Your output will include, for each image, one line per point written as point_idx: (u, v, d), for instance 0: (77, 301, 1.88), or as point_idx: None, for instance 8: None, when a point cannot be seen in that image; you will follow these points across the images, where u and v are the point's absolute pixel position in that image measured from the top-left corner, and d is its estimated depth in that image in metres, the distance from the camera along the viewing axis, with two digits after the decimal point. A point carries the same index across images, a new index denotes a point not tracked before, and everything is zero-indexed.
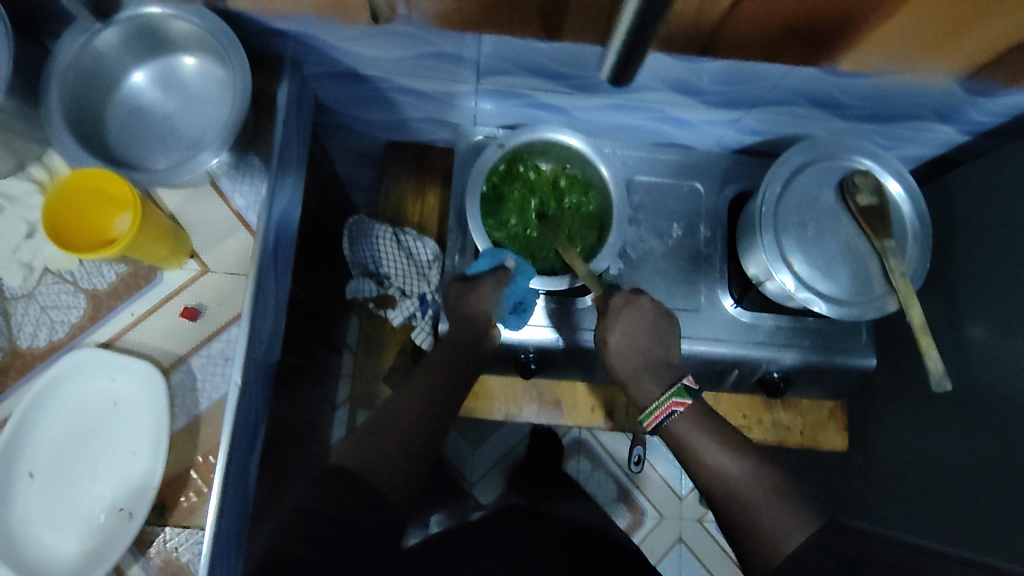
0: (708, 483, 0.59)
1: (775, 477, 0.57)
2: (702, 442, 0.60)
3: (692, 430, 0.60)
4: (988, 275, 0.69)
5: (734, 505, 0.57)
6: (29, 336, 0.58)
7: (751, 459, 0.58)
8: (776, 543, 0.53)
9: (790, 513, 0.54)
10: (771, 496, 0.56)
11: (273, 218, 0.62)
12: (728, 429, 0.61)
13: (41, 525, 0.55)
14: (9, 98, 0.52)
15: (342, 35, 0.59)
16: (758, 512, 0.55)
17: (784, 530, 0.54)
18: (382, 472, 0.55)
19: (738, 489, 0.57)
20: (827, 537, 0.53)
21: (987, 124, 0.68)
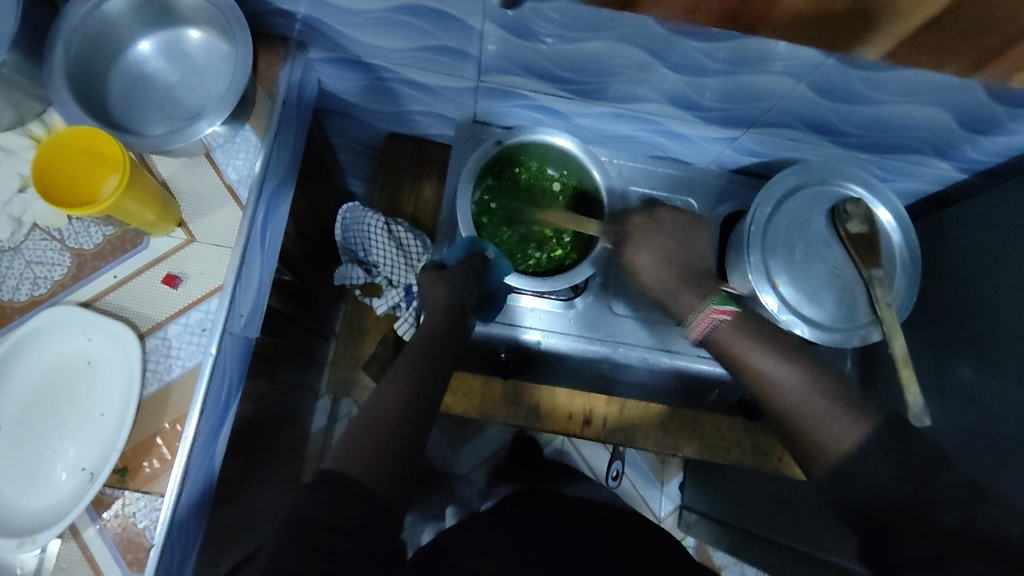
0: (759, 396, 0.51)
1: (833, 380, 0.49)
2: (750, 348, 0.52)
3: (735, 336, 0.53)
4: (974, 316, 0.69)
5: (784, 408, 0.49)
6: (11, 289, 0.59)
7: (808, 362, 0.50)
8: (835, 440, 0.46)
9: (843, 411, 0.47)
10: (826, 397, 0.48)
11: (265, 195, 0.63)
12: (771, 331, 0.53)
13: (2, 479, 0.56)
14: (13, 53, 0.52)
15: (349, 22, 0.60)
16: (811, 420, 0.47)
17: (840, 430, 0.46)
18: (378, 471, 0.50)
19: (788, 396, 0.49)
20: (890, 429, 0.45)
21: (983, 162, 0.69)
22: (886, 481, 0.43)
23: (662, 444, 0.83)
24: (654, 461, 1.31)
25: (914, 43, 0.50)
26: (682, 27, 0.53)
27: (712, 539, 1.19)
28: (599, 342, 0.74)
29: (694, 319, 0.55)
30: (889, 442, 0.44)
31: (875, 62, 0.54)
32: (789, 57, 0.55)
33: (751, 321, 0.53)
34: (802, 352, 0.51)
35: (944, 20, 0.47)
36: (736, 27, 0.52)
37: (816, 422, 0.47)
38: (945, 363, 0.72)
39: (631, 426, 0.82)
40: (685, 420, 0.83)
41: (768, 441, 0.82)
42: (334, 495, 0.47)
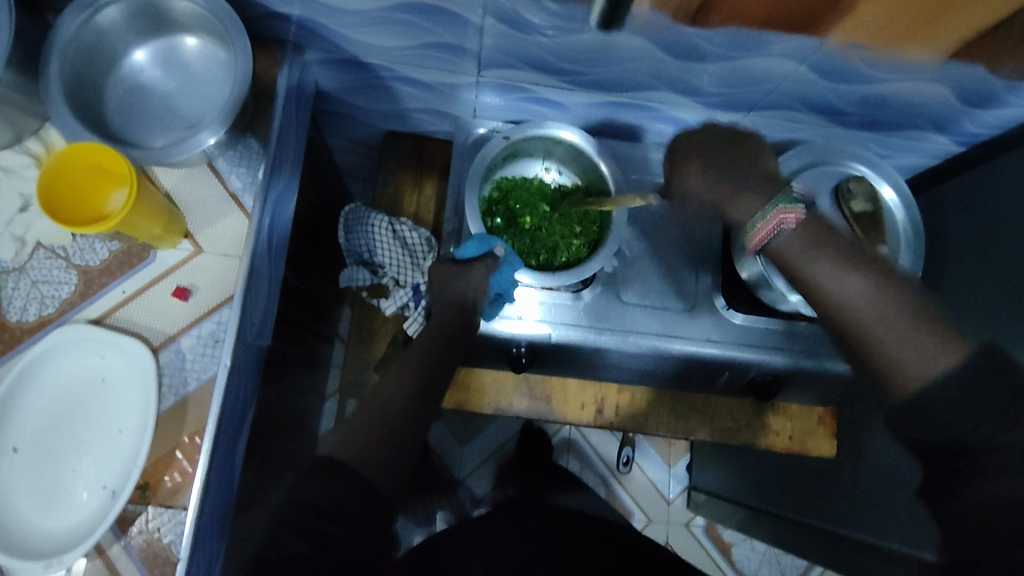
0: (819, 309, 0.53)
1: (905, 291, 0.49)
2: (812, 262, 0.52)
3: (795, 242, 0.53)
4: (980, 289, 0.70)
5: (852, 322, 0.50)
6: (19, 310, 0.58)
7: (891, 279, 0.50)
8: (917, 370, 0.46)
9: (937, 335, 0.46)
10: (921, 322, 0.47)
11: (270, 203, 0.62)
12: (848, 245, 0.52)
13: (24, 502, 0.55)
14: (8, 70, 0.52)
15: (345, 22, 0.59)
16: (901, 336, 0.47)
17: (931, 360, 0.46)
18: (375, 464, 0.53)
19: (864, 314, 0.49)
20: (982, 357, 0.44)
21: (981, 135, 0.69)
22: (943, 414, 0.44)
23: (674, 429, 0.83)
24: (661, 444, 1.33)
25: (925, 10, 0.49)
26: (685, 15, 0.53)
27: (722, 518, 1.20)
28: (610, 332, 0.73)
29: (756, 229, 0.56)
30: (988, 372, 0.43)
31: (881, 36, 0.53)
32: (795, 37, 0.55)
33: (815, 227, 0.53)
34: (884, 270, 0.50)
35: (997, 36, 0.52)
36: (742, 12, 0.51)
37: (878, 327, 0.49)
38: None
39: (642, 414, 0.83)
40: (696, 405, 0.83)
41: (779, 422, 0.83)
42: (332, 481, 0.50)
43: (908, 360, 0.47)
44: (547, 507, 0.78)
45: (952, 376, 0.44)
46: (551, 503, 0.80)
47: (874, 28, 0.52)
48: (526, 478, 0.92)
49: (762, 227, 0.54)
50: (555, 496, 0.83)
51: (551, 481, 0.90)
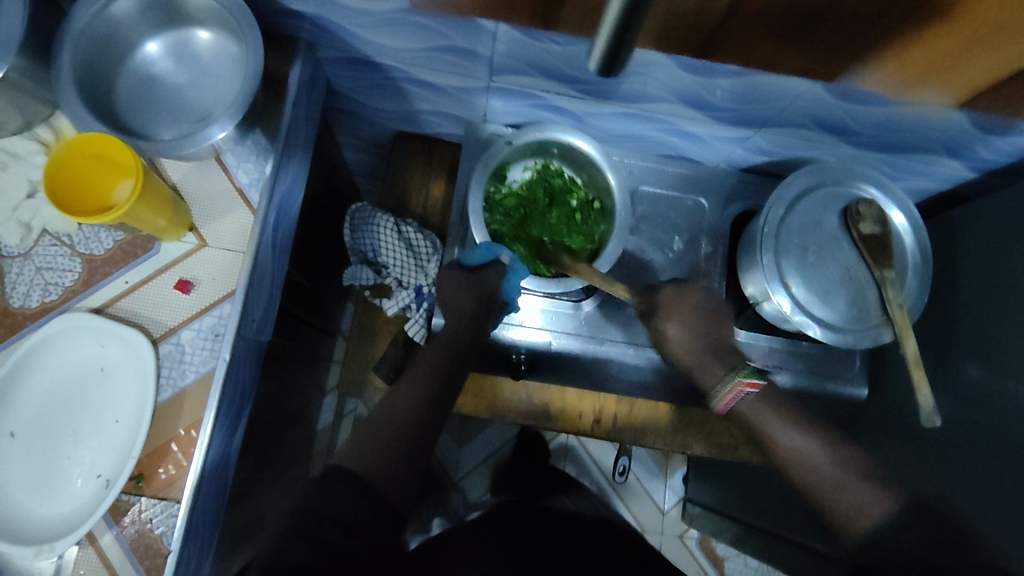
0: (784, 467, 0.60)
1: (853, 458, 0.58)
2: (778, 427, 0.60)
3: (758, 405, 0.62)
4: (985, 319, 0.69)
5: (810, 484, 0.58)
6: (22, 296, 0.58)
7: (838, 446, 0.59)
8: (857, 519, 0.54)
9: (870, 491, 0.55)
10: (854, 477, 0.56)
11: (276, 199, 0.62)
12: (794, 409, 0.61)
13: (19, 487, 0.55)
14: (20, 57, 0.52)
15: (360, 22, 0.59)
16: (837, 497, 0.56)
17: (862, 508, 0.54)
18: (384, 472, 0.54)
19: (802, 464, 0.58)
20: (918, 508, 0.52)
21: (995, 162, 0.68)
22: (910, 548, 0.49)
23: (671, 442, 0.83)
24: (658, 454, 1.32)
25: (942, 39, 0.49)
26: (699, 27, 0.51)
27: (716, 532, 1.20)
28: (610, 342, 0.73)
29: (722, 394, 0.62)
30: (911, 522, 0.52)
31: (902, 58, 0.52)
32: (807, 56, 0.54)
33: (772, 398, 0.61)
34: (831, 435, 0.60)
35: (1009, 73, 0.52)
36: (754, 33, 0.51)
37: (841, 494, 0.55)
38: (955, 363, 0.72)
39: (640, 426, 0.82)
40: (695, 419, 0.83)
41: None
42: (340, 490, 0.51)
43: (862, 508, 0.54)
44: (546, 512, 0.79)
45: (891, 521, 0.52)
46: (549, 506, 0.81)
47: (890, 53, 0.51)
48: (520, 483, 0.93)
49: (725, 398, 0.61)
50: (551, 500, 0.84)
51: (547, 484, 0.90)
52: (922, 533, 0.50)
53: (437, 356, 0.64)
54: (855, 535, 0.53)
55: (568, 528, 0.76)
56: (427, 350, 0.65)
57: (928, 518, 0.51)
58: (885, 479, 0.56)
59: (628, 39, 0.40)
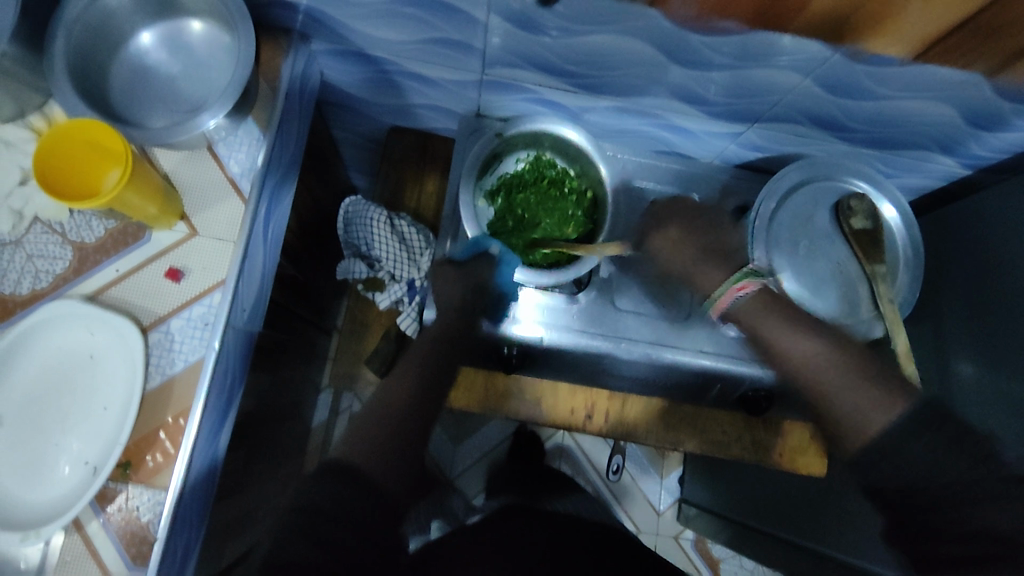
0: (785, 367, 0.58)
1: (852, 356, 0.55)
2: (772, 328, 0.58)
3: (760, 310, 0.59)
4: (976, 315, 0.69)
5: (818, 384, 0.55)
6: (13, 283, 0.59)
7: (825, 332, 0.57)
8: (864, 426, 0.52)
9: (877, 397, 0.52)
10: (866, 382, 0.53)
11: (268, 189, 0.62)
12: (797, 312, 0.59)
13: (7, 473, 0.55)
14: (13, 44, 0.52)
15: (353, 13, 0.59)
16: (847, 400, 0.53)
17: (870, 411, 0.51)
18: (382, 468, 0.57)
19: (820, 372, 0.55)
20: (925, 410, 0.49)
21: (987, 158, 0.68)
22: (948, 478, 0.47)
23: (663, 440, 0.82)
24: (653, 454, 1.32)
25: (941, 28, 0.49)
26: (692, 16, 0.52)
27: (712, 533, 1.20)
28: (602, 337, 0.73)
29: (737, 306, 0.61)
30: (924, 424, 0.49)
31: (894, 48, 0.52)
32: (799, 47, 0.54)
33: (766, 295, 0.60)
34: (820, 327, 0.58)
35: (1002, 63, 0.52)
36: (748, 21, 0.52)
37: (841, 398, 0.53)
38: (949, 361, 0.72)
39: (631, 423, 0.82)
40: (686, 416, 0.83)
41: (769, 437, 0.83)
42: (339, 487, 0.54)
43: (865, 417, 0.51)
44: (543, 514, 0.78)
45: (901, 426, 0.50)
46: (545, 508, 0.80)
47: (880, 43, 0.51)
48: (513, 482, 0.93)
49: (718, 300, 0.61)
50: (550, 502, 0.83)
51: (541, 484, 0.90)
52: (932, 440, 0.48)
53: (429, 348, 0.67)
54: (865, 439, 0.51)
55: (567, 531, 0.76)
56: (421, 341, 0.68)
57: (942, 423, 0.48)
58: (899, 385, 0.52)
59: None
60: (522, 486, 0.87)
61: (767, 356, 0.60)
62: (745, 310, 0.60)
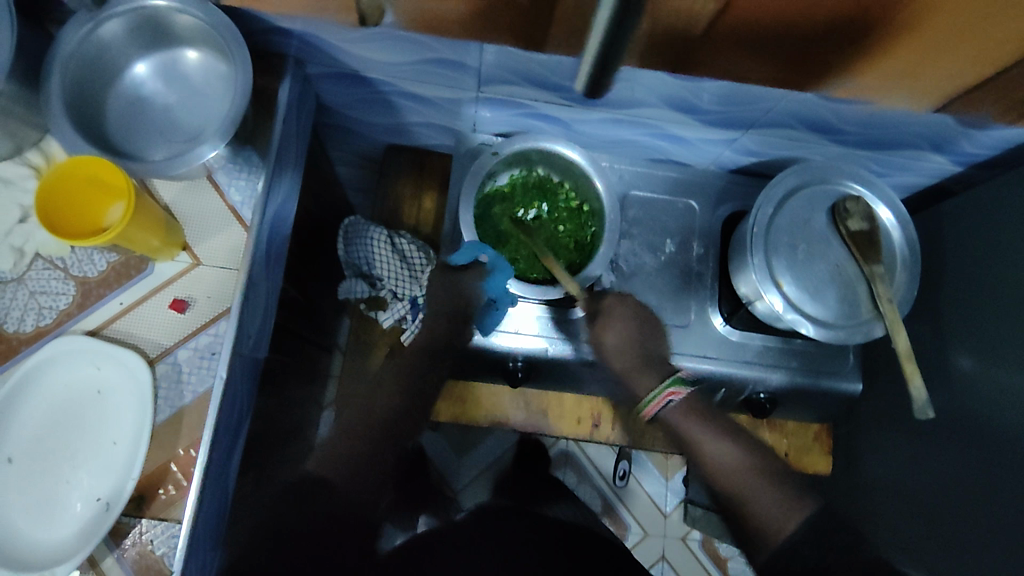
0: (703, 468, 0.76)
1: (749, 459, 0.74)
2: (700, 434, 0.75)
3: (684, 420, 0.76)
4: (971, 310, 0.70)
5: (737, 487, 0.74)
6: (17, 321, 0.58)
7: (741, 440, 0.76)
8: (779, 525, 0.71)
9: (782, 508, 0.71)
10: (762, 477, 0.73)
11: (269, 214, 0.62)
12: (716, 417, 0.77)
13: (18, 512, 0.55)
14: (9, 82, 0.52)
15: (347, 37, 0.59)
16: (759, 506, 0.72)
17: (773, 518, 0.71)
18: (345, 482, 0.71)
19: (729, 475, 0.74)
20: (819, 519, 0.71)
21: (978, 155, 0.69)
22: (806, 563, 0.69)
23: (670, 445, 0.83)
24: (658, 457, 1.33)
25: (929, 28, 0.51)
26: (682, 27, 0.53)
27: (719, 533, 1.20)
28: (607, 346, 0.73)
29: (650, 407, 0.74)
30: (812, 532, 0.70)
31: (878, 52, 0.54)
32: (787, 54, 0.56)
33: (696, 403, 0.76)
34: (739, 437, 0.76)
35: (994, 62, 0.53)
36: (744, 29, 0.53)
37: (755, 501, 0.72)
38: (947, 356, 0.73)
39: (638, 430, 0.83)
40: None
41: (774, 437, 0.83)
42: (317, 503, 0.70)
43: (778, 524, 0.70)
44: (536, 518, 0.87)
45: (794, 540, 0.70)
46: (539, 512, 0.88)
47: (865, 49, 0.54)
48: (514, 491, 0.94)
49: (653, 403, 0.73)
50: (541, 505, 0.91)
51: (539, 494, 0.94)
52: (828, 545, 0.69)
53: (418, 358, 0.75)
54: (776, 542, 0.70)
55: (554, 537, 0.83)
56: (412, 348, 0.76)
57: (829, 532, 0.70)
58: (795, 496, 0.72)
59: (608, 67, 0.56)
60: (514, 492, 0.93)
61: (693, 456, 0.77)
62: (674, 414, 0.76)
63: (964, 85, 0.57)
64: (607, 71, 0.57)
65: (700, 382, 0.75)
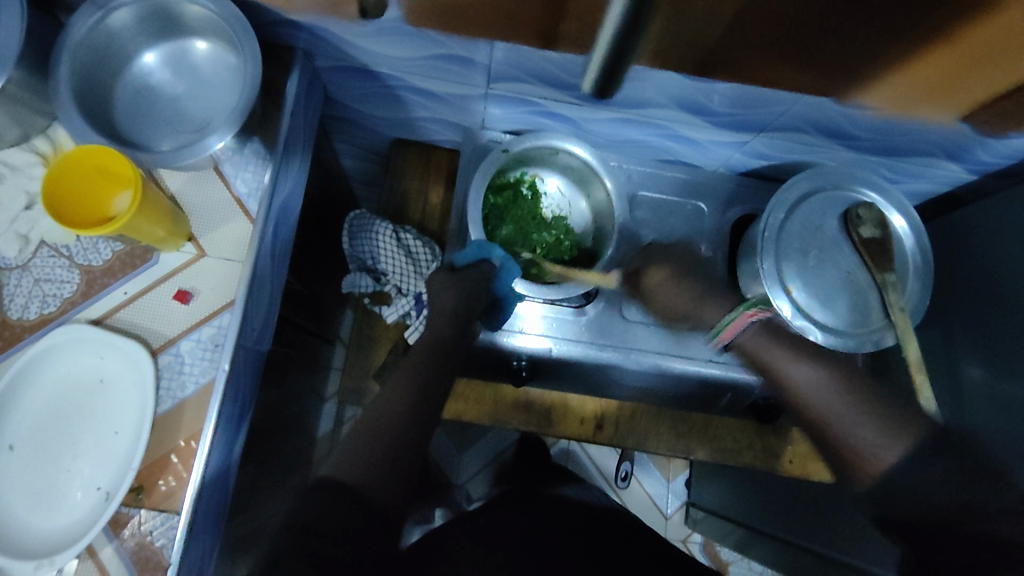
0: (786, 395, 0.61)
1: (855, 382, 0.57)
2: (774, 355, 0.63)
3: (765, 342, 0.63)
4: (983, 321, 0.69)
5: (818, 415, 0.57)
6: (20, 308, 0.58)
7: (829, 365, 0.59)
8: (872, 460, 0.52)
9: (883, 424, 0.53)
10: (857, 406, 0.55)
11: (275, 206, 0.62)
12: (805, 345, 0.62)
13: (17, 500, 0.55)
14: (18, 69, 0.52)
15: (356, 31, 0.59)
16: (846, 423, 0.55)
17: (874, 444, 0.52)
18: (377, 481, 0.52)
19: (818, 399, 0.58)
20: (929, 440, 0.51)
21: (992, 165, 0.68)
22: (921, 494, 0.50)
23: (674, 448, 0.83)
24: (660, 458, 1.32)
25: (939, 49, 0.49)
26: (737, 33, 0.50)
27: (720, 536, 1.20)
28: (612, 349, 0.73)
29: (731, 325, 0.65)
30: (929, 457, 0.50)
31: (940, 66, 0.52)
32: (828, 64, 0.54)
33: (774, 326, 0.64)
34: (822, 356, 0.61)
35: (997, 81, 0.53)
36: (737, 41, 0.51)
37: (838, 424, 0.55)
38: (956, 366, 0.72)
39: (642, 431, 0.83)
40: (697, 424, 0.83)
41: (781, 444, 0.83)
42: (336, 505, 0.50)
43: (874, 450, 0.52)
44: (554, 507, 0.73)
45: (913, 459, 0.51)
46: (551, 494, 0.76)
47: (934, 67, 0.51)
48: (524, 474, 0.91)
49: (730, 328, 0.65)
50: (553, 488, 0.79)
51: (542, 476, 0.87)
52: (946, 468, 0.49)
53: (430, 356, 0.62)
54: (871, 472, 0.52)
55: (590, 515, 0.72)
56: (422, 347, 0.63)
57: (947, 446, 0.50)
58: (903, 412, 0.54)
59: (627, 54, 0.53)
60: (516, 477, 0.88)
61: (774, 385, 0.63)
62: (751, 342, 0.65)
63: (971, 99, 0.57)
64: (627, 60, 0.54)
65: (773, 317, 0.65)
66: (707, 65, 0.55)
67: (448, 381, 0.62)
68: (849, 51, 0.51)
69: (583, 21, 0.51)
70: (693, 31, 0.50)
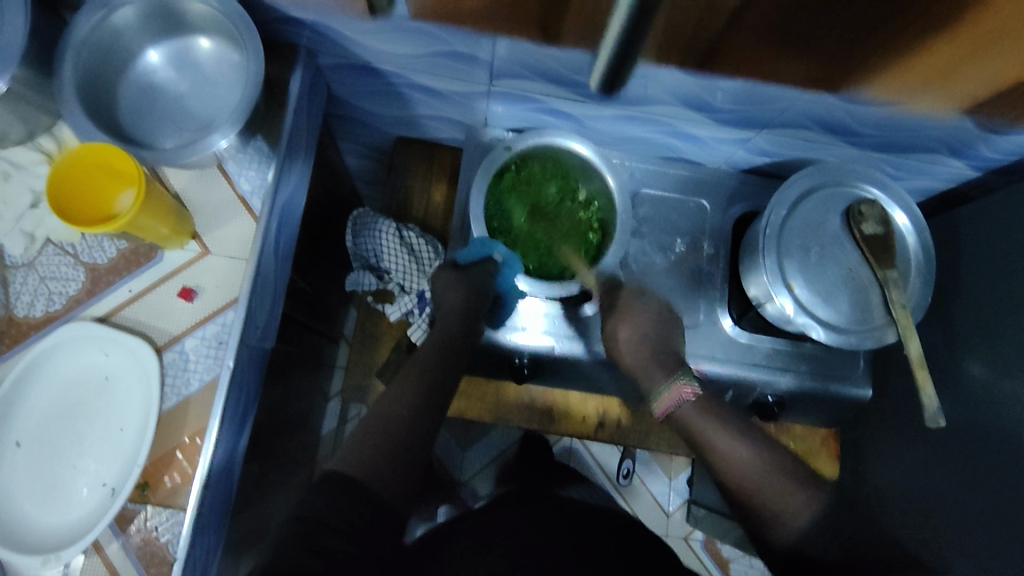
0: (715, 467, 0.62)
1: (783, 456, 0.60)
2: (706, 425, 0.63)
3: (698, 414, 0.64)
4: (985, 317, 0.69)
5: (744, 492, 0.59)
6: (26, 306, 0.59)
7: (757, 440, 0.62)
8: (792, 517, 0.56)
9: (797, 488, 0.57)
10: (787, 479, 0.58)
11: (278, 203, 0.62)
12: (728, 415, 0.64)
13: (24, 496, 0.56)
14: (23, 68, 0.52)
15: (359, 28, 0.59)
16: (773, 494, 0.57)
17: (798, 506, 0.56)
18: (379, 474, 0.51)
19: (751, 478, 0.59)
20: (833, 506, 0.56)
21: (996, 161, 0.68)
22: (829, 552, 0.53)
23: (675, 445, 0.83)
24: (663, 456, 1.32)
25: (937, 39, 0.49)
26: (742, 24, 0.50)
27: (721, 533, 1.20)
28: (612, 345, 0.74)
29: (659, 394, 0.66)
30: (832, 517, 0.55)
31: (944, 59, 0.52)
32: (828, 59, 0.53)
33: (710, 404, 0.65)
34: (750, 432, 0.63)
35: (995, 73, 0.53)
36: (729, 32, 0.51)
37: (775, 500, 0.57)
38: (957, 363, 0.72)
39: (643, 428, 0.83)
40: None
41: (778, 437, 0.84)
42: (339, 496, 0.48)
43: (792, 511, 0.56)
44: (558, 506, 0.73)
45: (822, 521, 0.55)
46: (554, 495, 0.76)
47: (939, 57, 0.51)
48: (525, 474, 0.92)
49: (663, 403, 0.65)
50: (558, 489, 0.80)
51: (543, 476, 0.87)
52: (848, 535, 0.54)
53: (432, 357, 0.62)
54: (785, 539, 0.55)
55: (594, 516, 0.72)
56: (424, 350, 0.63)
57: (842, 512, 0.56)
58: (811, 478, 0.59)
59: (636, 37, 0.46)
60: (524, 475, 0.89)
61: (699, 456, 0.64)
62: (686, 415, 0.65)
63: (971, 91, 0.57)
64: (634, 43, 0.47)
65: (707, 398, 0.66)
66: (705, 57, 0.55)
67: (452, 381, 0.62)
68: (847, 42, 0.51)
69: (586, 19, 0.51)
70: (691, 26, 0.50)
